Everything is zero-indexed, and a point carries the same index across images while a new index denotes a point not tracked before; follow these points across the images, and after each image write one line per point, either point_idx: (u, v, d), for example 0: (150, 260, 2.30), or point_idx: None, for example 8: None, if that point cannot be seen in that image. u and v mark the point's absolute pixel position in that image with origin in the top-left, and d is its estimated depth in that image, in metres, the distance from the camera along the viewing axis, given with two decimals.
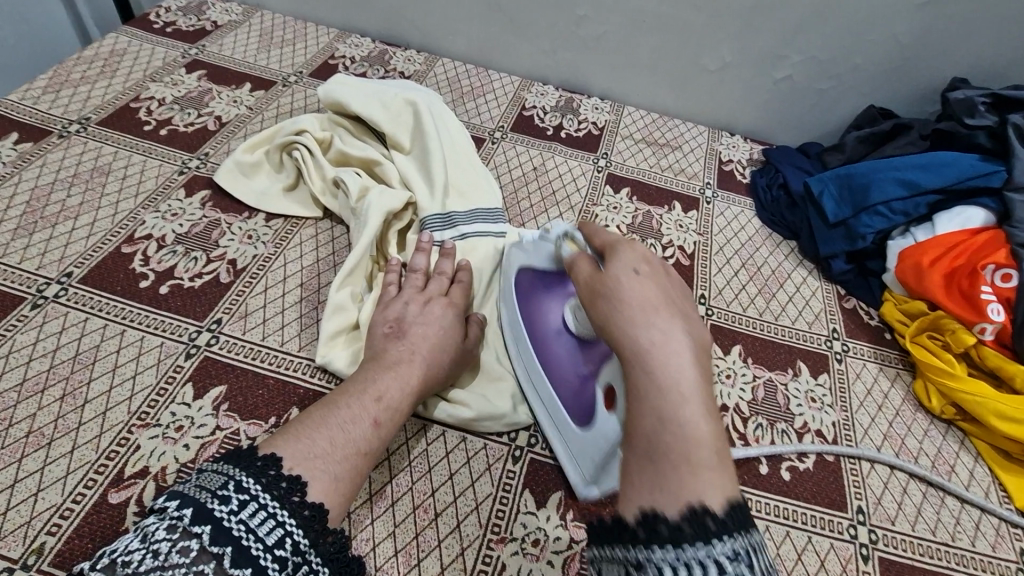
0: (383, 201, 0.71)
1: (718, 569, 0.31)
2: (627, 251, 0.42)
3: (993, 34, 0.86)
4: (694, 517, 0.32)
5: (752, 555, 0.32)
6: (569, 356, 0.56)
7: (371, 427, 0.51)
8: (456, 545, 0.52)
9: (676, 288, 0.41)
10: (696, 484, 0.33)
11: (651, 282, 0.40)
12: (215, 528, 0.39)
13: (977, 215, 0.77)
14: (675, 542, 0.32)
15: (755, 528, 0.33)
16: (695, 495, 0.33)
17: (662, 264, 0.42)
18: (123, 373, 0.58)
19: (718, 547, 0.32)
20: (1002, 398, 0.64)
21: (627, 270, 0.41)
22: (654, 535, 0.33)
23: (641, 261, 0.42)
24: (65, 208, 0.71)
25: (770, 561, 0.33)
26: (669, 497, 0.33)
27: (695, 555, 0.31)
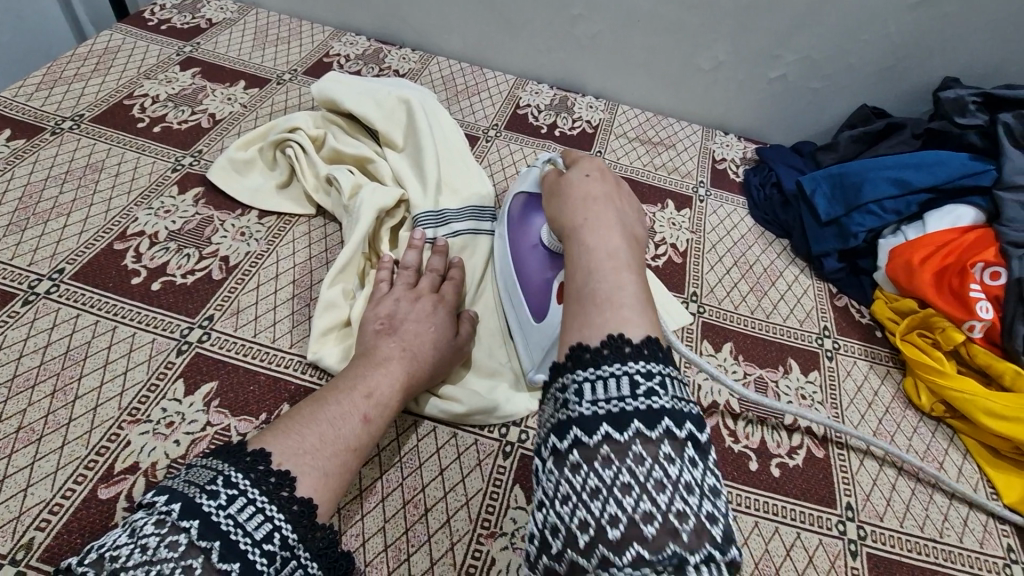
0: (376, 198, 0.71)
1: (631, 384, 0.37)
2: (585, 164, 0.56)
3: (986, 34, 0.86)
4: (613, 342, 0.39)
5: (665, 380, 0.37)
6: (538, 264, 0.64)
7: (361, 423, 0.51)
8: (446, 540, 0.52)
9: (620, 191, 0.54)
10: (618, 318, 0.41)
11: (601, 184, 0.53)
12: (203, 524, 0.39)
13: (967, 213, 0.77)
14: (595, 364, 0.38)
15: (673, 366, 0.39)
16: (616, 327, 0.40)
17: (611, 174, 0.55)
18: (114, 369, 0.58)
19: (632, 365, 0.38)
20: (991, 395, 0.65)
21: (582, 175, 0.55)
22: (579, 361, 0.39)
23: (595, 170, 0.55)
24: (58, 205, 0.71)
25: (685, 396, 0.38)
26: (595, 330, 0.40)
27: (613, 372, 0.37)
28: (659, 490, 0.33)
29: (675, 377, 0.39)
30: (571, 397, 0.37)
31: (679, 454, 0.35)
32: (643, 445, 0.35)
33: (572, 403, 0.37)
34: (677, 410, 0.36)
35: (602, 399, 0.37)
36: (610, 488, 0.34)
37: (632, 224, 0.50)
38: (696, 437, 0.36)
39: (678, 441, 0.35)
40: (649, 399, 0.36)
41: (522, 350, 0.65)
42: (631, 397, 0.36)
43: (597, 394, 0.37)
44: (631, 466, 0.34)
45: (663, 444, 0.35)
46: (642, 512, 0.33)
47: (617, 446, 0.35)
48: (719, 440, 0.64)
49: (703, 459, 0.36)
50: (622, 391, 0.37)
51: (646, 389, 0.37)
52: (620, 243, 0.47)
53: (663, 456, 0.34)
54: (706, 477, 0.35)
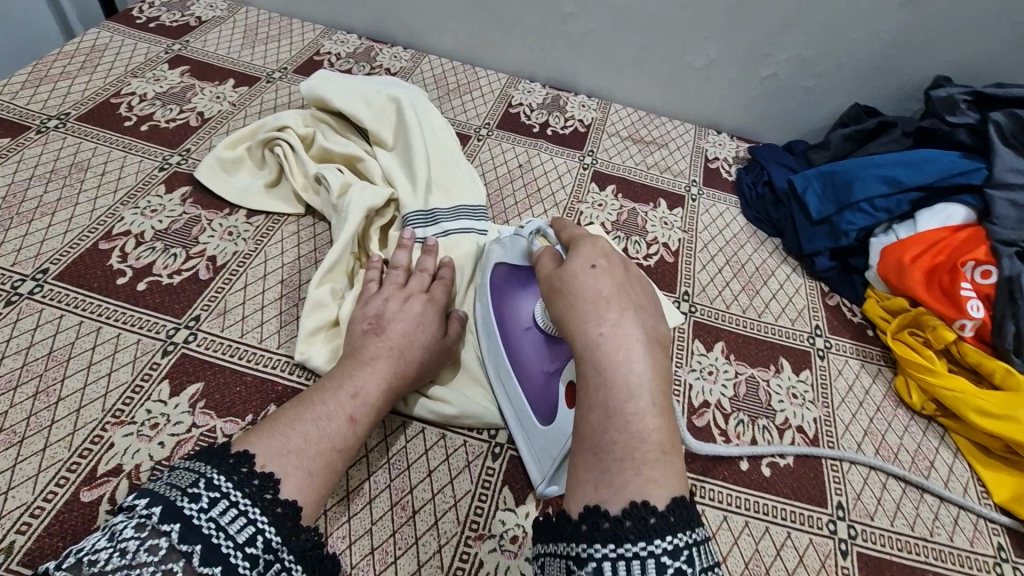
0: (364, 197, 0.71)
1: (655, 564, 0.37)
2: (587, 250, 0.51)
3: (979, 31, 0.86)
4: (636, 510, 0.38)
5: (689, 554, 0.37)
6: (535, 353, 0.59)
7: (347, 423, 0.51)
8: (434, 543, 0.52)
9: (628, 285, 0.49)
10: (638, 475, 0.40)
11: (608, 277, 0.48)
12: (185, 527, 0.38)
13: (958, 211, 0.77)
14: (616, 538, 0.37)
15: (698, 528, 0.39)
16: (640, 493, 0.39)
17: (618, 261, 0.51)
18: (98, 370, 0.58)
19: (655, 544, 0.37)
20: (980, 394, 0.65)
21: (585, 266, 0.49)
22: (597, 531, 0.38)
23: (599, 258, 0.50)
24: (42, 204, 0.70)
25: (705, 556, 0.39)
26: (616, 491, 0.40)
27: (635, 550, 0.37)
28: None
29: (700, 542, 0.38)
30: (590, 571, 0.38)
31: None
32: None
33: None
34: None
35: None
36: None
37: (647, 326, 0.46)
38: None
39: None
40: None
41: (527, 457, 0.57)
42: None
43: (620, 573, 0.37)
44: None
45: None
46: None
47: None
48: (710, 441, 0.63)
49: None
50: (644, 572, 0.36)
51: (669, 567, 0.37)
52: (635, 363, 0.44)
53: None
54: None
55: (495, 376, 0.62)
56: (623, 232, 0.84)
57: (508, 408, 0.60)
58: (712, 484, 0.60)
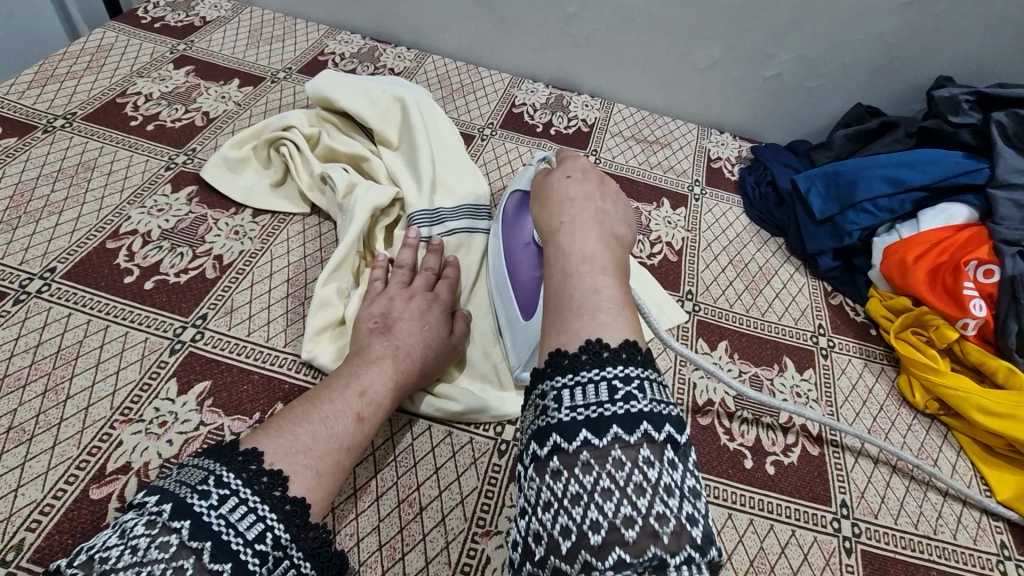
0: (370, 196, 0.71)
1: (611, 390, 0.38)
2: (571, 166, 0.60)
3: (981, 32, 0.86)
4: (591, 347, 0.41)
5: (644, 384, 0.39)
6: (528, 265, 0.64)
7: (354, 421, 0.51)
8: (441, 539, 0.52)
9: (600, 195, 0.58)
10: (595, 323, 0.43)
11: (583, 187, 0.57)
12: (195, 524, 0.38)
13: (961, 211, 0.77)
14: (575, 371, 0.40)
15: (653, 371, 0.41)
16: (593, 332, 0.43)
17: (595, 176, 0.59)
18: (106, 368, 0.58)
19: (610, 370, 0.39)
20: (984, 393, 0.65)
21: (563, 177, 0.59)
22: (558, 368, 0.41)
23: (576, 172, 0.59)
24: (49, 204, 0.71)
25: (665, 394, 0.40)
26: (573, 334, 0.43)
27: (594, 379, 0.39)
28: (638, 492, 0.35)
29: (656, 382, 0.40)
30: (552, 405, 0.39)
31: (659, 457, 0.36)
32: (622, 450, 0.36)
33: (551, 410, 0.39)
34: (656, 413, 0.38)
35: (579, 404, 0.38)
36: (590, 492, 0.35)
37: (610, 226, 0.54)
38: (677, 439, 0.37)
39: (656, 444, 0.37)
40: (626, 401, 0.38)
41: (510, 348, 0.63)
42: (609, 402, 0.38)
43: (578, 400, 0.38)
44: (610, 470, 0.36)
45: (643, 448, 0.36)
46: (621, 514, 0.34)
47: (597, 451, 0.36)
48: (715, 438, 0.64)
49: (684, 463, 0.37)
50: (599, 396, 0.38)
51: (625, 392, 0.38)
52: (593, 245, 0.51)
53: (642, 459, 0.36)
54: (686, 479, 0.37)
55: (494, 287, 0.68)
56: None
57: (502, 313, 0.66)
58: (716, 482, 0.60)
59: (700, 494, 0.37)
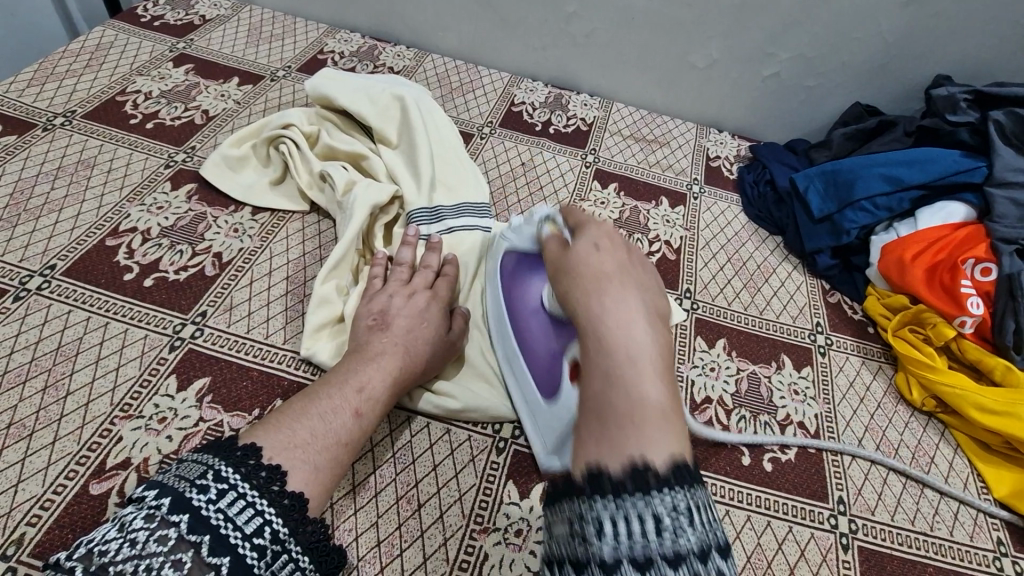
0: (369, 195, 0.71)
1: (655, 523, 0.32)
2: (593, 228, 0.49)
3: (979, 31, 0.86)
4: (637, 474, 0.34)
5: (692, 512, 0.33)
6: (543, 337, 0.56)
7: (353, 418, 0.51)
8: (439, 535, 0.52)
9: (635, 264, 0.46)
10: (640, 440, 0.35)
11: (613, 253, 0.46)
12: (193, 518, 0.39)
13: (958, 209, 0.77)
14: (615, 496, 0.33)
15: (702, 487, 0.35)
16: (639, 450, 0.35)
17: (624, 240, 0.48)
18: (106, 365, 0.58)
19: (659, 500, 0.33)
20: (981, 391, 0.65)
21: (590, 244, 0.47)
22: (598, 489, 0.34)
23: (604, 237, 0.48)
24: (49, 201, 0.71)
25: (715, 518, 0.34)
26: (615, 452, 0.35)
27: (636, 508, 0.33)
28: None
29: (704, 504, 0.34)
30: (587, 530, 0.33)
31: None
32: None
33: (587, 537, 0.33)
34: (705, 545, 0.32)
35: (622, 537, 0.32)
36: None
37: (656, 308, 0.43)
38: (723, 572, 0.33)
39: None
40: (675, 537, 0.32)
41: (533, 432, 0.58)
42: (654, 538, 0.32)
43: (619, 533, 0.32)
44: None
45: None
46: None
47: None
48: (712, 436, 0.64)
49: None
50: (645, 529, 0.32)
51: (671, 526, 0.32)
52: (640, 338, 0.40)
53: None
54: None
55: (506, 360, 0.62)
56: (625, 230, 0.84)
57: (516, 391, 0.61)
58: (714, 479, 0.60)
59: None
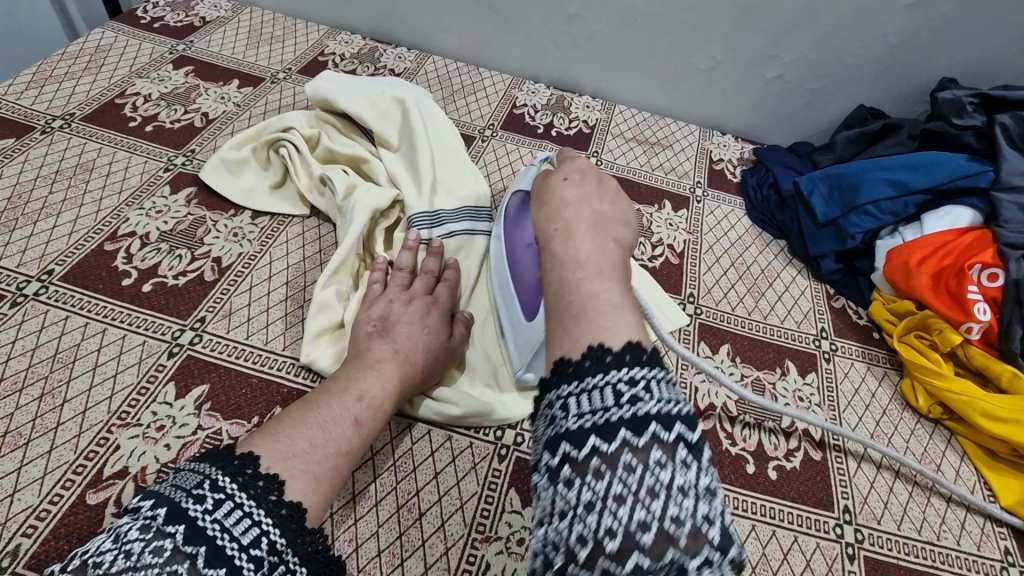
0: (369, 198, 0.71)
1: (616, 396, 0.36)
2: (567, 170, 0.60)
3: (986, 33, 0.86)
4: (594, 352, 0.39)
5: (650, 385, 0.37)
6: (531, 264, 0.62)
7: (353, 427, 0.51)
8: (440, 545, 0.52)
9: (601, 194, 0.57)
10: (593, 329, 0.41)
11: (584, 188, 0.57)
12: (189, 528, 0.38)
13: (965, 214, 0.77)
14: (580, 379, 0.38)
15: (659, 369, 0.39)
16: (596, 338, 0.41)
17: (593, 177, 0.59)
18: (103, 372, 0.57)
19: (615, 374, 0.37)
20: (988, 397, 0.65)
21: (559, 181, 0.59)
22: (563, 376, 0.39)
23: (575, 176, 0.59)
24: (47, 205, 0.70)
25: (675, 393, 0.38)
26: (574, 343, 0.41)
27: (598, 383, 0.37)
28: (651, 497, 0.33)
29: (665, 380, 0.38)
30: (561, 414, 0.37)
31: (671, 459, 0.34)
32: (632, 454, 0.34)
33: (559, 420, 0.37)
34: (666, 414, 0.35)
35: (588, 412, 0.36)
36: (603, 499, 0.33)
37: (614, 227, 0.53)
38: (690, 439, 0.35)
39: (667, 445, 0.34)
40: (635, 405, 0.36)
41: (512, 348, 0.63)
42: (615, 407, 0.36)
43: (585, 408, 0.36)
44: (621, 475, 0.33)
45: (654, 451, 0.34)
46: (636, 521, 0.32)
47: (606, 457, 0.34)
48: (716, 443, 0.63)
49: (700, 460, 0.35)
50: (607, 401, 0.36)
51: (631, 396, 0.36)
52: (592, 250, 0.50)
53: (653, 461, 0.34)
54: (705, 480, 0.34)
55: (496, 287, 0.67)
56: None
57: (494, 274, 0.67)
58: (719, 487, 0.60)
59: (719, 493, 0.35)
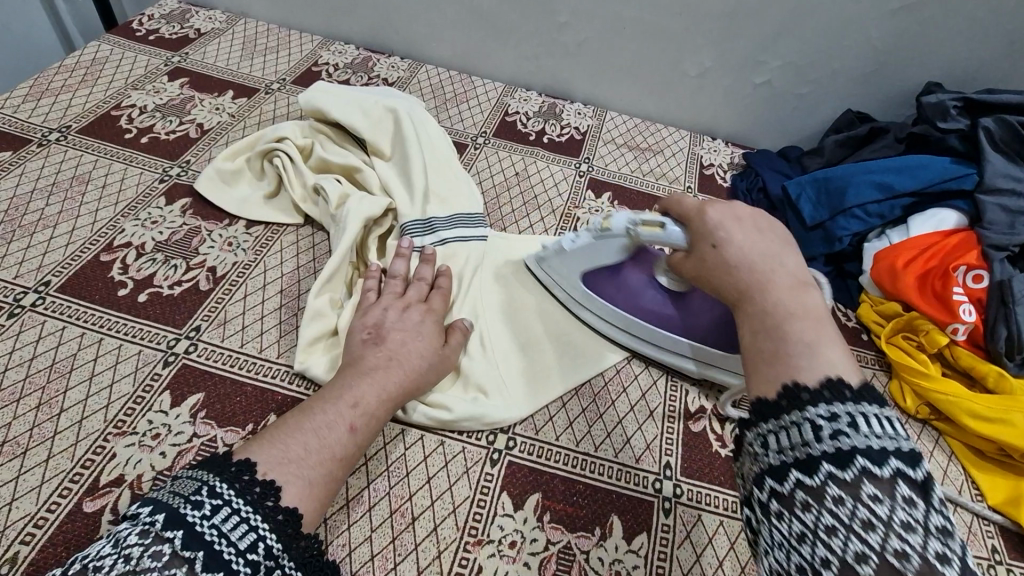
0: (362, 207, 0.71)
1: (813, 430, 0.36)
2: (704, 230, 0.52)
3: (968, 39, 0.87)
4: (789, 391, 0.38)
5: (857, 418, 0.35)
6: (689, 315, 0.66)
7: (347, 432, 0.51)
8: (433, 549, 0.53)
9: (758, 238, 0.49)
10: (787, 366, 0.39)
11: (735, 238, 0.49)
12: (187, 534, 0.39)
13: (950, 216, 0.78)
14: (775, 414, 0.38)
15: (869, 402, 0.36)
16: (789, 375, 0.39)
17: (735, 221, 0.51)
18: (100, 382, 0.58)
19: (811, 410, 0.36)
20: (975, 397, 0.65)
21: (708, 246, 0.51)
22: (759, 412, 0.39)
23: (717, 231, 0.51)
24: (44, 217, 0.71)
25: (896, 427, 0.35)
26: (769, 383, 0.39)
27: (793, 418, 0.37)
28: (868, 529, 0.32)
29: (880, 414, 0.36)
30: (761, 450, 0.38)
31: (889, 495, 0.33)
32: (840, 487, 0.34)
33: (763, 456, 0.38)
34: (877, 449, 0.34)
35: (786, 447, 0.37)
36: (814, 531, 0.33)
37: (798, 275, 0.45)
38: (908, 474, 0.34)
39: (882, 481, 0.33)
40: (837, 439, 0.35)
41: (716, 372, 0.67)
42: (816, 440, 0.35)
43: (782, 443, 0.37)
44: (830, 508, 0.33)
45: (865, 484, 0.33)
46: (856, 556, 0.31)
47: (811, 490, 0.34)
48: (707, 446, 0.63)
49: (925, 498, 0.33)
50: (805, 435, 0.36)
51: (833, 430, 0.35)
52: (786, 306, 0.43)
53: (866, 496, 0.33)
54: (935, 518, 0.33)
55: (653, 348, 0.69)
56: None
57: (644, 345, 0.69)
58: (715, 491, 0.60)
59: (952, 532, 0.33)
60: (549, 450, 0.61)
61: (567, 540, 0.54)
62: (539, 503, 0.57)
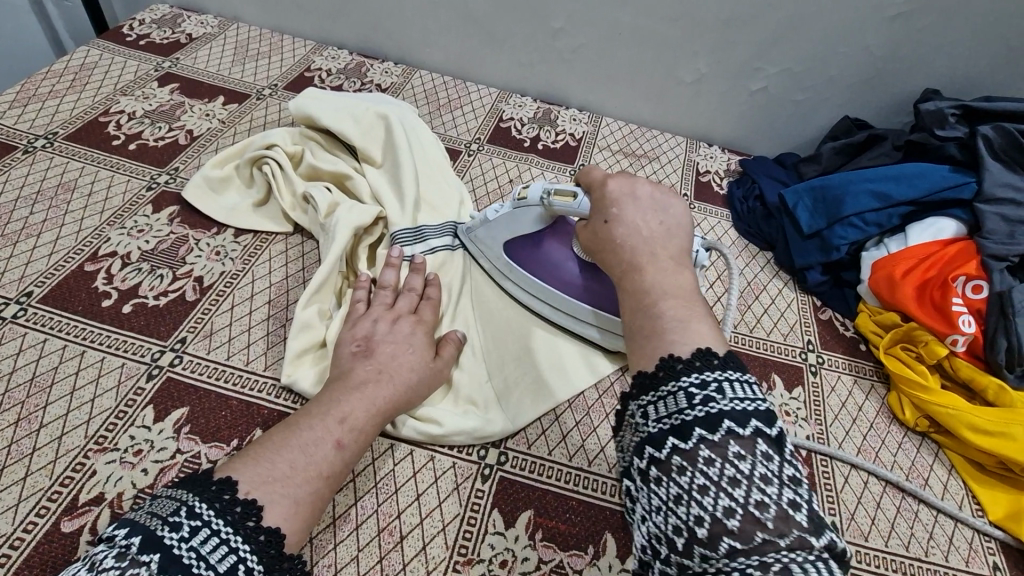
0: (351, 216, 0.70)
1: (686, 397, 0.39)
2: (602, 203, 0.57)
3: (965, 47, 0.86)
4: (665, 362, 0.41)
5: (722, 385, 0.39)
6: (599, 288, 0.66)
7: (334, 449, 0.50)
8: (421, 569, 0.51)
9: (646, 212, 0.55)
10: (663, 341, 0.43)
11: (626, 214, 0.55)
12: (164, 557, 0.37)
13: (948, 226, 0.77)
14: (654, 386, 0.41)
15: (731, 369, 0.40)
16: (666, 349, 0.42)
17: (630, 197, 0.56)
18: (81, 396, 0.57)
19: (685, 378, 0.40)
20: (976, 410, 0.64)
21: (602, 221, 0.56)
22: (640, 386, 0.42)
23: (612, 207, 0.56)
24: (28, 225, 0.70)
25: (754, 389, 0.40)
26: (648, 356, 0.43)
27: (670, 388, 0.40)
28: (735, 486, 0.35)
29: (741, 379, 0.40)
30: (640, 420, 0.40)
31: (752, 452, 0.36)
32: (710, 449, 0.36)
33: (642, 425, 0.40)
34: (739, 412, 0.38)
35: (664, 416, 0.39)
36: (688, 492, 0.36)
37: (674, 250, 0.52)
38: (767, 432, 0.37)
39: (745, 440, 0.37)
40: (706, 405, 0.38)
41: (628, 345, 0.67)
42: (688, 407, 0.38)
43: (661, 412, 0.39)
44: (702, 469, 0.36)
45: (731, 445, 0.36)
46: (723, 509, 0.35)
47: (685, 455, 0.37)
48: None
49: (781, 452, 0.37)
50: (680, 403, 0.39)
51: (703, 396, 0.38)
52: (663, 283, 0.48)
53: (732, 455, 0.36)
54: (787, 469, 0.37)
55: (569, 321, 0.69)
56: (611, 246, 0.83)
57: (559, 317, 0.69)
58: None
59: (801, 481, 0.37)
60: (543, 466, 0.60)
61: (559, 559, 0.53)
62: (531, 521, 0.55)
